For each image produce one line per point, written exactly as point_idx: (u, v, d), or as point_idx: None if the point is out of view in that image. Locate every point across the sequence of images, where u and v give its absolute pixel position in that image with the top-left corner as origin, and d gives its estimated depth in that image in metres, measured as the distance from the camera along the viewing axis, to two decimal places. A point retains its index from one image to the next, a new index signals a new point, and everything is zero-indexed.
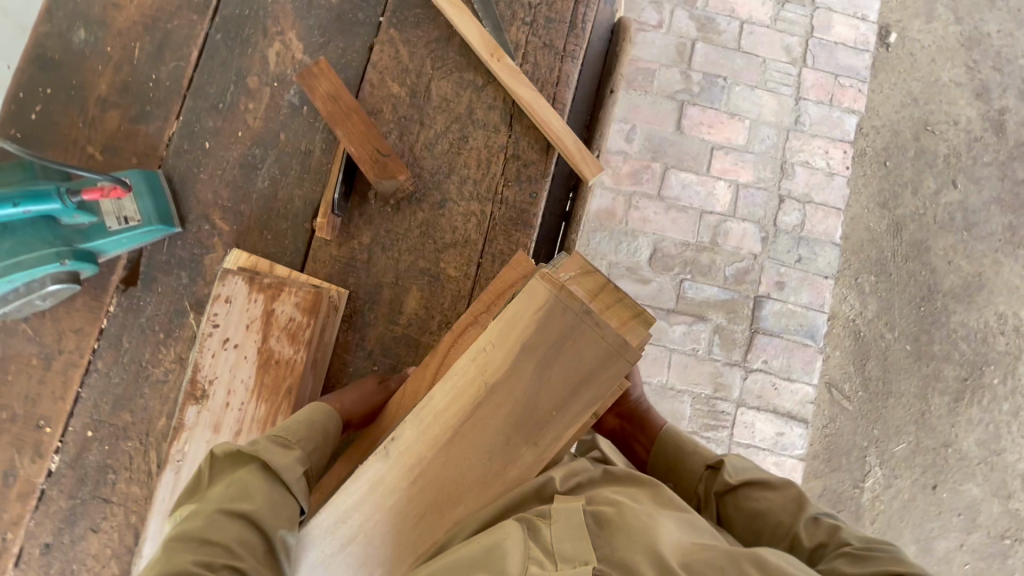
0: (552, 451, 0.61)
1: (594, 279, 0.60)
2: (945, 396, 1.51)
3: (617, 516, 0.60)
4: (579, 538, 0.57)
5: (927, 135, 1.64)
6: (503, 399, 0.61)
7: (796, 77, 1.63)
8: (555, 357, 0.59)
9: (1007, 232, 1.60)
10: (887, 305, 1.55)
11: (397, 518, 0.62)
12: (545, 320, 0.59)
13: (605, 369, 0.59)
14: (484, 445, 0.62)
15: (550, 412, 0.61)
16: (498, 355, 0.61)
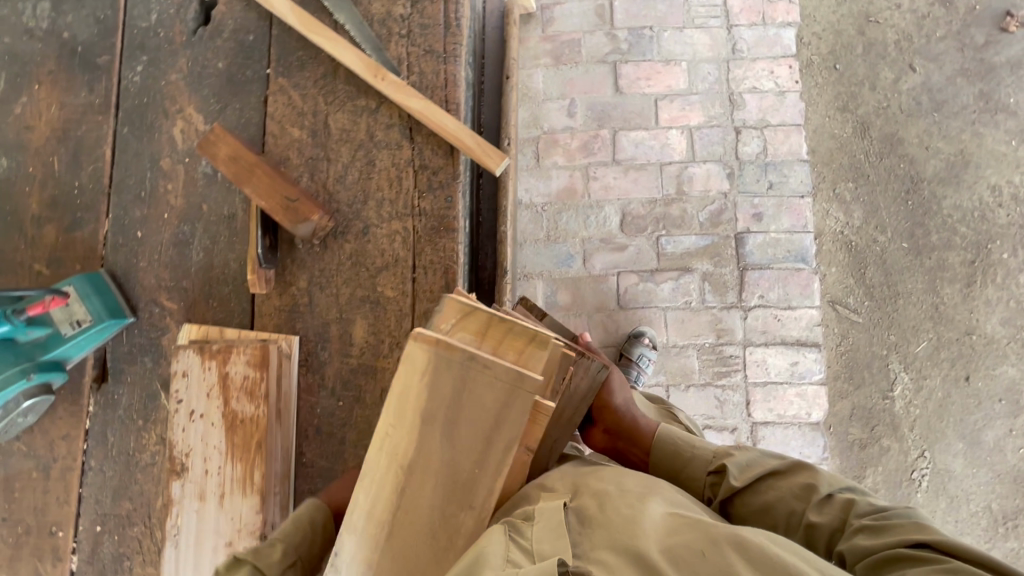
0: (487, 506, 0.66)
1: (476, 319, 0.68)
2: (956, 284, 1.45)
3: (599, 512, 0.66)
4: (558, 538, 0.62)
5: (872, 27, 1.58)
6: (424, 468, 0.67)
7: (722, 6, 1.60)
8: (459, 413, 0.66)
9: (981, 101, 1.53)
10: (874, 209, 1.49)
11: None
12: (436, 381, 0.66)
13: (508, 407, 0.66)
14: (423, 518, 0.67)
15: (473, 470, 0.66)
16: (404, 434, 0.67)
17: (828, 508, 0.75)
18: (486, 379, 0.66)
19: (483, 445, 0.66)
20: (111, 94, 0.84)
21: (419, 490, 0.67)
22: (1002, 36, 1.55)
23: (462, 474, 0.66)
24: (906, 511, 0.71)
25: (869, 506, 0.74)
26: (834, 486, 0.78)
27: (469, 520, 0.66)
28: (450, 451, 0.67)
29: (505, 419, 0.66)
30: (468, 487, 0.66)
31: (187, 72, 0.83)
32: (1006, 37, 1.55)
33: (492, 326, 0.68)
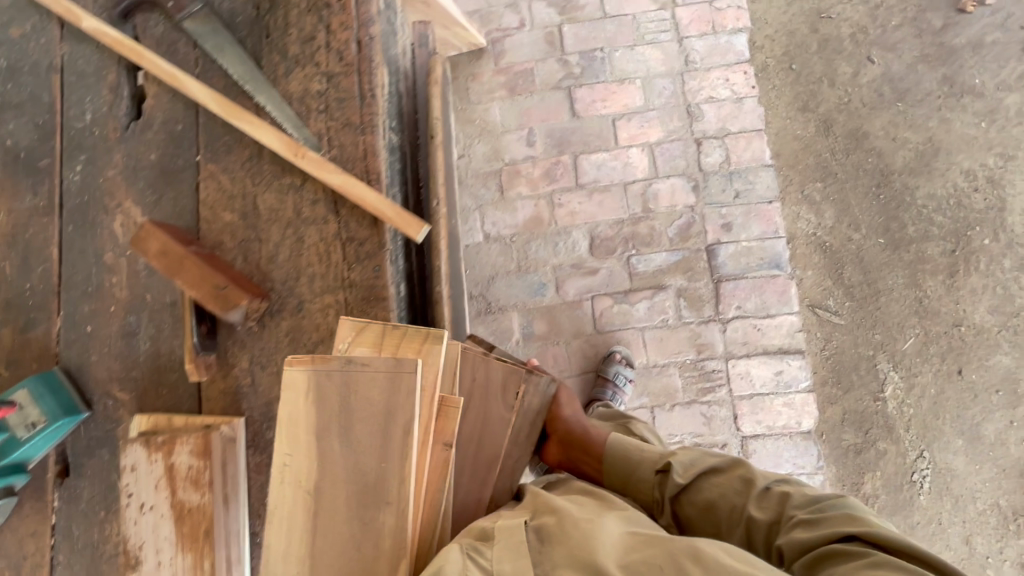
0: (402, 499, 0.67)
1: (369, 331, 0.72)
2: (938, 276, 1.41)
3: (556, 529, 0.68)
4: (519, 557, 0.65)
5: (825, 23, 1.56)
6: (329, 483, 0.68)
7: (671, 19, 1.59)
8: (350, 417, 0.69)
9: (945, 85, 1.49)
10: (845, 207, 1.47)
11: None
12: (319, 395, 0.69)
13: (395, 397, 0.68)
14: (346, 529, 0.67)
15: (379, 468, 0.68)
16: (302, 456, 0.68)
17: (766, 503, 0.81)
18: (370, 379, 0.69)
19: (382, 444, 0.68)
20: (53, 194, 0.86)
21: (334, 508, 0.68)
22: (960, 17, 1.52)
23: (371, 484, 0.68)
24: (840, 502, 0.77)
25: (803, 498, 0.80)
26: (770, 479, 0.84)
27: (389, 521, 0.67)
28: (351, 462, 0.68)
29: (395, 408, 0.68)
30: (380, 494, 0.68)
31: (122, 166, 0.86)
32: (964, 18, 1.52)
33: (386, 334, 0.72)
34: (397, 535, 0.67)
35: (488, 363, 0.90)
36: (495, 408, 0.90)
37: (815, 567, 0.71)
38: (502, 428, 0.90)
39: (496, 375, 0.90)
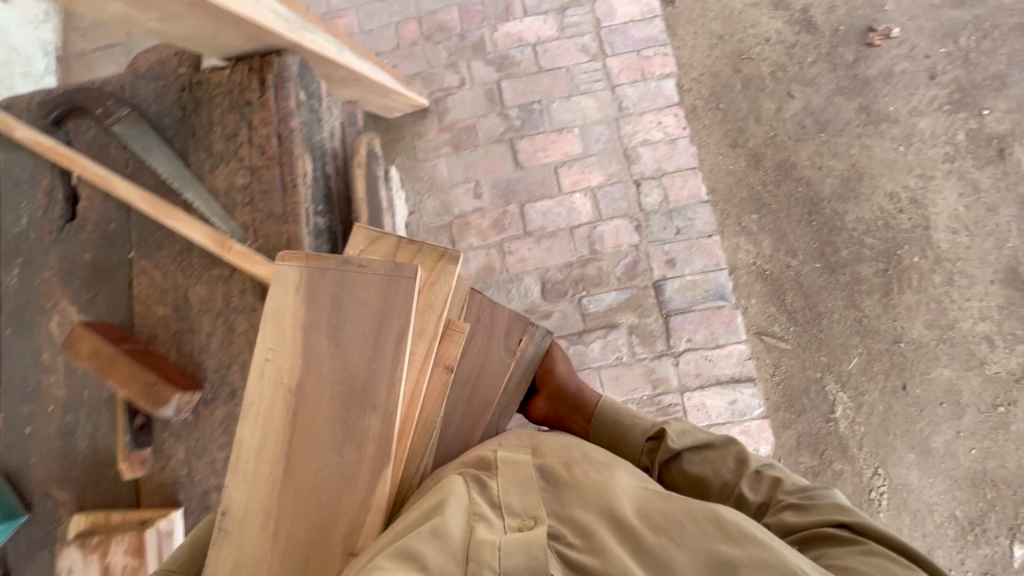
0: (388, 403, 0.78)
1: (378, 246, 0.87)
2: (874, 295, 1.46)
3: (569, 478, 0.83)
4: (530, 498, 0.80)
5: (746, 63, 1.65)
6: (315, 379, 0.79)
7: (603, 69, 1.68)
8: (344, 318, 0.79)
9: (862, 114, 1.58)
10: (781, 235, 1.53)
11: (298, 528, 0.77)
12: (313, 292, 0.79)
13: (388, 302, 0.79)
14: (329, 424, 0.78)
15: (368, 373, 0.79)
16: (290, 348, 0.79)
17: (760, 486, 0.90)
18: (369, 283, 0.80)
19: (376, 344, 0.79)
20: None
21: (321, 402, 0.79)
22: (869, 50, 1.63)
23: (360, 383, 0.79)
24: (826, 492, 0.87)
25: (795, 485, 0.89)
26: (761, 462, 0.93)
27: (373, 424, 0.78)
28: (342, 361, 0.79)
29: (391, 311, 0.79)
30: (367, 390, 0.79)
31: (58, 267, 0.88)
32: (873, 51, 1.62)
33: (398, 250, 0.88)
34: (376, 435, 0.78)
35: (496, 309, 1.10)
36: (496, 350, 1.08)
37: (800, 546, 0.81)
38: (500, 370, 1.07)
39: (501, 323, 1.09)
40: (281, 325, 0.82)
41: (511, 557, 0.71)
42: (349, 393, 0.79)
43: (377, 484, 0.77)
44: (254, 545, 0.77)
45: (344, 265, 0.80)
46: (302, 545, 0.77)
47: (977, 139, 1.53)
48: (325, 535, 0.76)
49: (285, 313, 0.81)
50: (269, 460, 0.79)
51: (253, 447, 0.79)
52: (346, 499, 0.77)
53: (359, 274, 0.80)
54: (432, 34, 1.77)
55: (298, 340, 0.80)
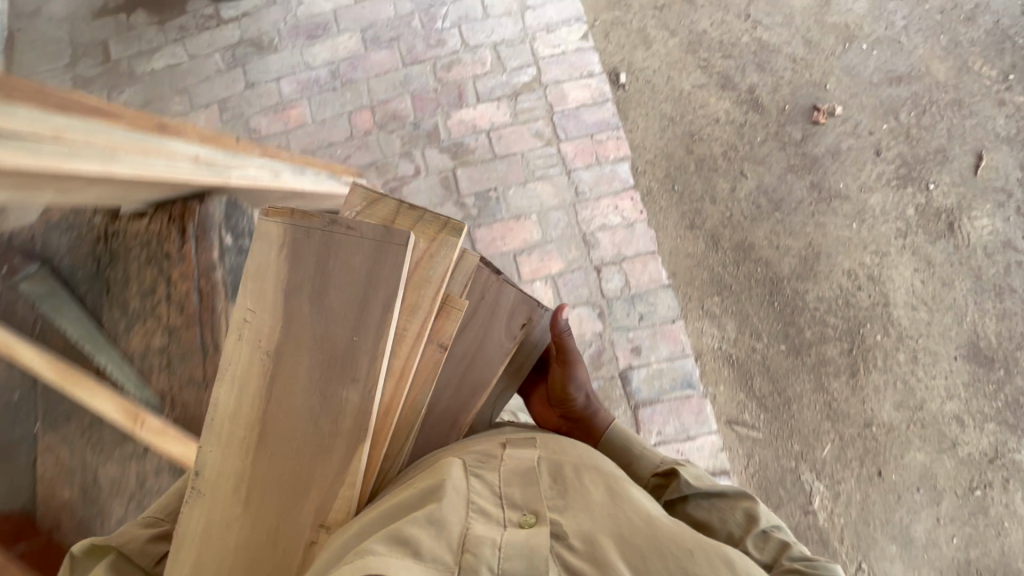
0: (368, 371, 0.83)
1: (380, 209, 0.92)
2: (842, 377, 1.44)
3: (572, 481, 0.80)
4: (530, 495, 0.76)
5: (698, 144, 1.67)
6: (296, 341, 0.84)
7: (557, 154, 1.68)
8: (328, 284, 0.84)
9: (814, 191, 1.60)
10: (744, 318, 1.51)
11: (269, 489, 0.84)
12: (296, 250, 0.84)
13: (373, 270, 0.83)
14: (309, 388, 0.85)
15: (351, 342, 0.84)
16: (274, 307, 0.84)
17: (766, 547, 0.86)
18: (359, 255, 0.83)
19: (360, 314, 0.83)
20: None
21: (299, 366, 0.84)
22: (816, 128, 1.66)
23: (341, 352, 0.84)
24: (830, 568, 0.83)
25: (802, 555, 0.86)
26: (770, 525, 0.90)
27: (353, 395, 0.83)
28: (324, 328, 0.84)
29: (376, 280, 0.82)
30: (349, 360, 0.84)
31: None
32: (819, 128, 1.66)
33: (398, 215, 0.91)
34: (356, 404, 0.83)
35: (502, 286, 1.05)
36: (496, 333, 1.05)
37: None
38: (497, 355, 1.05)
39: (507, 306, 1.05)
40: (259, 283, 0.86)
41: (508, 550, 0.67)
42: (330, 360, 0.84)
43: (354, 455, 0.83)
44: (229, 503, 0.85)
45: (330, 226, 0.83)
46: (272, 510, 0.84)
47: (926, 214, 1.55)
48: (295, 504, 0.83)
49: (267, 270, 0.85)
50: (243, 422, 0.85)
51: (231, 404, 0.85)
52: (321, 466, 0.83)
53: (346, 240, 0.84)
54: (385, 123, 1.76)
55: (279, 302, 0.85)
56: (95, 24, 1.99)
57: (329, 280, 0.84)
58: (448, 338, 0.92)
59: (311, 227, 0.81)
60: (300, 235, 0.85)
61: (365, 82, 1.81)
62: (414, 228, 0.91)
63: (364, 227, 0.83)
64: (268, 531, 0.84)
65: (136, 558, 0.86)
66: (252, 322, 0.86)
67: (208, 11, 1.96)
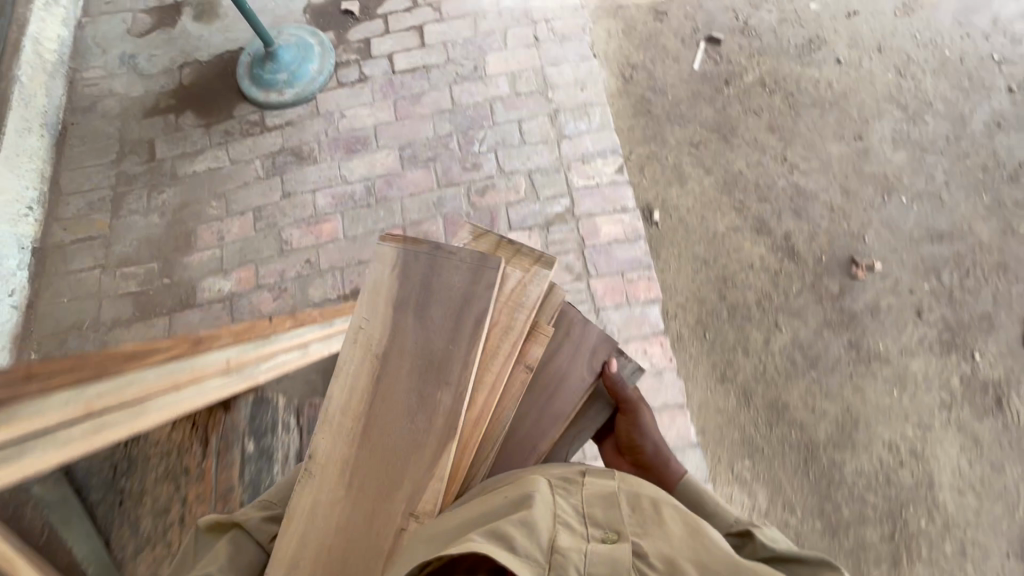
0: (456, 377, 1.07)
1: (489, 240, 1.19)
2: (882, 566, 1.35)
3: (648, 511, 0.89)
4: (608, 514, 0.88)
5: (731, 290, 1.64)
6: (399, 347, 1.10)
7: (587, 290, 1.66)
8: (429, 302, 1.11)
9: (853, 350, 1.54)
10: (776, 487, 1.43)
11: (365, 478, 1.07)
12: (405, 271, 1.12)
13: (469, 292, 1.10)
14: (407, 389, 1.09)
15: (443, 353, 1.09)
16: (383, 316, 1.12)
17: None
18: (460, 274, 1.11)
19: (456, 326, 1.09)
20: None
21: (403, 370, 1.09)
22: (854, 281, 1.62)
23: (438, 359, 1.09)
24: None
25: None
26: None
27: (445, 398, 1.07)
28: (427, 338, 1.10)
29: (469, 301, 1.09)
30: (444, 366, 1.08)
31: None
32: (858, 282, 1.61)
33: (502, 246, 1.19)
34: (447, 407, 1.06)
35: (586, 326, 1.24)
36: (577, 367, 1.21)
37: None
38: (576, 386, 1.21)
39: (591, 342, 1.23)
40: (375, 299, 1.13)
41: (593, 560, 0.77)
42: (428, 369, 1.09)
43: (444, 451, 1.04)
44: (334, 487, 1.08)
45: (435, 253, 1.11)
46: (373, 493, 1.05)
47: (971, 385, 1.48)
48: (393, 488, 1.05)
49: (381, 288, 1.13)
50: (354, 414, 1.10)
51: (344, 399, 1.11)
52: (413, 461, 1.05)
53: (448, 262, 1.11)
54: None
55: (391, 315, 1.11)
56: (145, 124, 2.06)
57: (430, 299, 1.11)
58: (533, 360, 1.16)
59: (421, 252, 1.10)
60: (409, 258, 1.13)
61: (399, 200, 1.83)
62: (512, 256, 1.18)
63: (462, 250, 1.12)
64: (365, 516, 1.05)
65: (253, 533, 1.08)
66: (366, 329, 1.13)
67: (254, 118, 2.02)
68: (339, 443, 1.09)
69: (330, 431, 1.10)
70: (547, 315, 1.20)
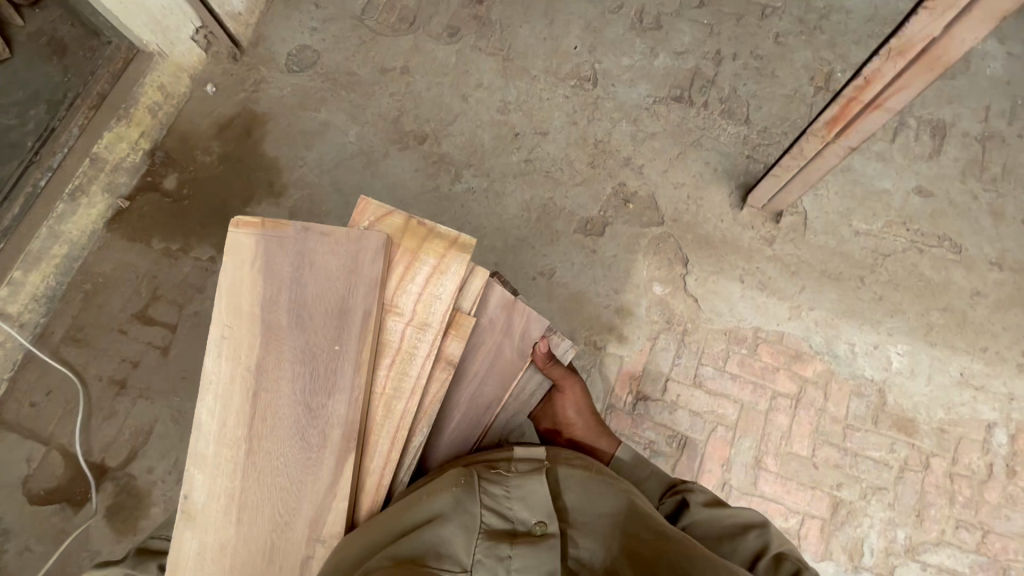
0: (335, 368, 1.08)
1: (377, 217, 1.14)
2: None
3: (568, 490, 1.07)
4: (533, 489, 1.01)
5: None
6: (272, 343, 1.10)
7: None
8: (303, 285, 1.10)
9: None
10: None
11: (251, 512, 1.07)
12: (267, 256, 1.11)
13: (353, 272, 1.10)
14: (282, 389, 1.09)
15: (327, 354, 1.09)
16: (243, 321, 1.10)
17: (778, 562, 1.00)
18: (337, 262, 1.10)
19: (339, 327, 1.09)
20: None
21: (284, 374, 1.09)
22: None
23: (324, 361, 1.09)
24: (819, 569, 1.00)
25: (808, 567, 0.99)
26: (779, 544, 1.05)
27: (329, 395, 1.08)
28: (304, 342, 1.09)
29: (355, 284, 1.09)
30: (331, 368, 1.08)
31: None
32: None
33: (403, 226, 1.13)
34: (328, 401, 1.08)
35: (512, 304, 1.25)
36: (510, 349, 1.26)
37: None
38: (512, 371, 1.28)
39: (520, 325, 1.26)
40: (237, 299, 1.11)
41: (520, 547, 0.91)
42: (310, 366, 1.09)
43: (342, 463, 1.06)
44: (221, 528, 1.07)
45: (301, 235, 1.11)
46: (269, 523, 1.06)
47: None
48: (297, 500, 1.06)
49: (244, 281, 1.11)
50: (232, 441, 1.09)
51: (214, 434, 1.09)
52: (296, 483, 1.07)
53: (320, 250, 1.11)
54: None
55: (262, 316, 1.10)
56: None
57: (305, 287, 1.11)
58: (452, 346, 1.14)
59: (286, 242, 1.10)
60: (273, 247, 1.11)
61: None
62: (420, 242, 1.12)
63: (336, 237, 1.11)
64: (263, 547, 1.06)
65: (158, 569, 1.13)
66: (232, 335, 1.10)
67: None
68: (235, 463, 1.08)
69: (214, 463, 1.09)
70: (463, 304, 1.15)
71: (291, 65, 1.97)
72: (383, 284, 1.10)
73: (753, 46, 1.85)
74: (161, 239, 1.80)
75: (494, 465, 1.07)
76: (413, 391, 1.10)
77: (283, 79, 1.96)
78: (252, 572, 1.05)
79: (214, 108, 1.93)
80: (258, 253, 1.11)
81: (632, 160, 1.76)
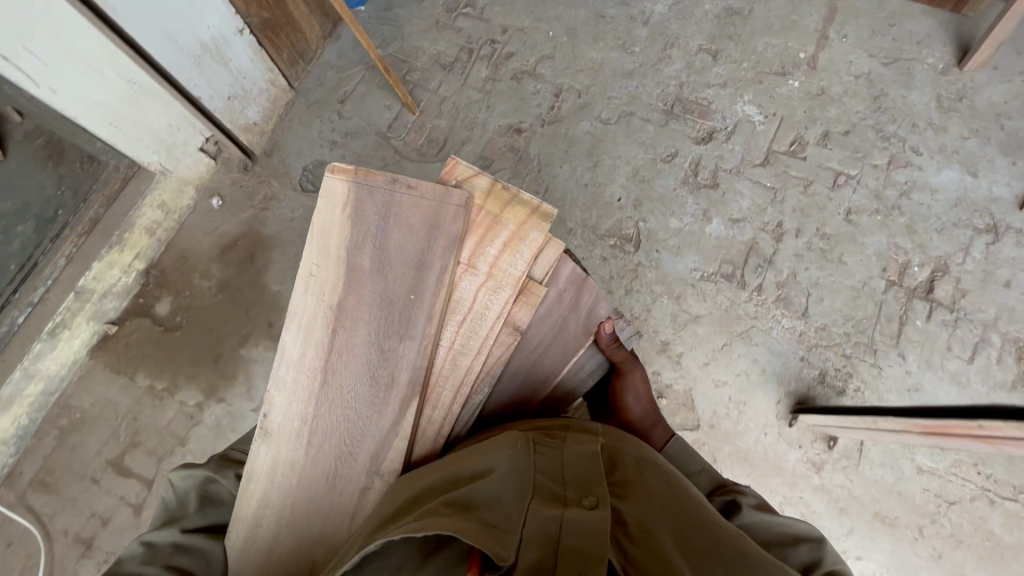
0: (413, 307, 0.90)
1: (469, 179, 0.92)
2: None
3: (619, 457, 0.85)
4: (586, 459, 0.81)
5: None
6: (355, 281, 0.92)
7: None
8: (388, 231, 0.91)
9: None
10: None
11: (316, 447, 0.92)
12: (356, 203, 0.92)
13: (439, 223, 0.90)
14: (362, 313, 0.92)
15: (405, 299, 0.91)
16: (329, 254, 0.93)
17: None
18: (418, 215, 0.90)
19: (415, 279, 0.90)
20: None
21: (361, 315, 0.92)
22: None
23: (399, 306, 0.91)
24: None
25: None
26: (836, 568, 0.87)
27: (403, 336, 0.91)
28: (380, 288, 0.91)
29: (439, 228, 0.90)
30: (405, 318, 0.90)
31: None
32: None
33: (493, 193, 0.91)
34: (402, 344, 0.91)
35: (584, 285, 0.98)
36: (576, 325, 1.01)
37: None
38: (572, 352, 1.03)
39: (587, 304, 0.99)
40: (325, 243, 0.93)
41: (569, 526, 0.69)
42: (386, 308, 0.91)
43: (405, 411, 0.90)
44: (290, 452, 0.93)
45: (392, 187, 0.91)
46: (331, 462, 0.91)
47: None
48: (354, 448, 0.91)
49: (331, 226, 0.93)
50: (310, 368, 0.93)
51: (293, 358, 0.94)
52: (361, 420, 0.91)
53: (408, 200, 0.91)
54: None
55: (345, 257, 0.92)
56: None
57: (390, 235, 0.91)
58: (521, 317, 0.93)
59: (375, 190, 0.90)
60: (363, 197, 0.91)
61: None
62: (503, 207, 0.91)
63: (423, 192, 0.90)
64: (322, 483, 0.91)
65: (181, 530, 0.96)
66: (319, 273, 0.94)
67: None
68: (293, 407, 0.93)
69: (288, 383, 0.94)
70: (539, 273, 0.92)
71: (304, 181, 1.79)
72: (462, 242, 0.90)
73: (820, 221, 1.65)
74: (146, 375, 1.65)
75: (550, 432, 0.87)
76: (479, 350, 0.92)
77: (294, 197, 1.78)
78: (309, 509, 0.91)
79: (218, 225, 1.76)
80: (348, 197, 0.92)
81: (671, 345, 1.57)
